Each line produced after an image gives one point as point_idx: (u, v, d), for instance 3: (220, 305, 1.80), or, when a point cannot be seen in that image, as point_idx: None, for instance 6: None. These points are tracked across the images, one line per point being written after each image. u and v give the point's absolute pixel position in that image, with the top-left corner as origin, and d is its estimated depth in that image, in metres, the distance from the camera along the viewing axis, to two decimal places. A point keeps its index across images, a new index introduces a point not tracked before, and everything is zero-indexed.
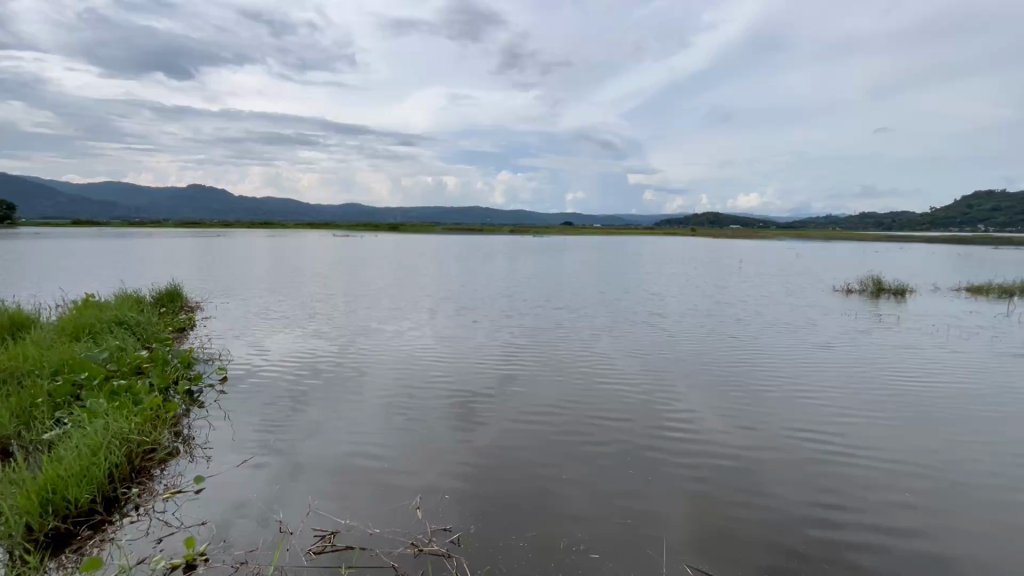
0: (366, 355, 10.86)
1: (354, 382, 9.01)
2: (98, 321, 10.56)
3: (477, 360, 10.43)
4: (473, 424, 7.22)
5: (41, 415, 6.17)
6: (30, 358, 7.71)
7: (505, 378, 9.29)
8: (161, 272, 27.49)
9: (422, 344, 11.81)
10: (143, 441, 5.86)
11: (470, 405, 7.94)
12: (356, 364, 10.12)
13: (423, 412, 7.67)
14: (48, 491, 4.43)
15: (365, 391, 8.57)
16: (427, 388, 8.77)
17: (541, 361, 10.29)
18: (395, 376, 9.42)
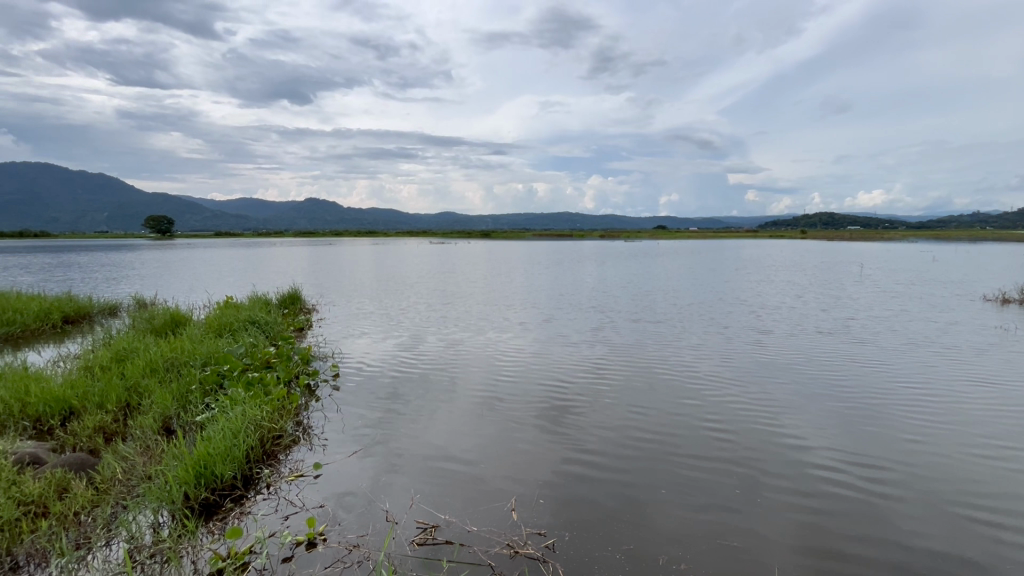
0: (460, 360, 11.27)
1: (451, 385, 9.48)
2: (236, 320, 12.11)
3: (568, 370, 10.39)
4: (564, 435, 7.18)
5: (195, 399, 7.18)
6: (186, 351, 9.02)
7: (597, 388, 9.22)
8: (284, 278, 30.81)
9: (513, 352, 11.99)
10: (272, 427, 6.58)
11: (560, 415, 7.93)
12: (451, 369, 10.55)
13: (514, 418, 7.80)
14: (201, 466, 5.13)
15: (462, 394, 8.98)
16: (518, 395, 8.91)
17: (635, 376, 9.99)
18: (488, 382, 9.67)
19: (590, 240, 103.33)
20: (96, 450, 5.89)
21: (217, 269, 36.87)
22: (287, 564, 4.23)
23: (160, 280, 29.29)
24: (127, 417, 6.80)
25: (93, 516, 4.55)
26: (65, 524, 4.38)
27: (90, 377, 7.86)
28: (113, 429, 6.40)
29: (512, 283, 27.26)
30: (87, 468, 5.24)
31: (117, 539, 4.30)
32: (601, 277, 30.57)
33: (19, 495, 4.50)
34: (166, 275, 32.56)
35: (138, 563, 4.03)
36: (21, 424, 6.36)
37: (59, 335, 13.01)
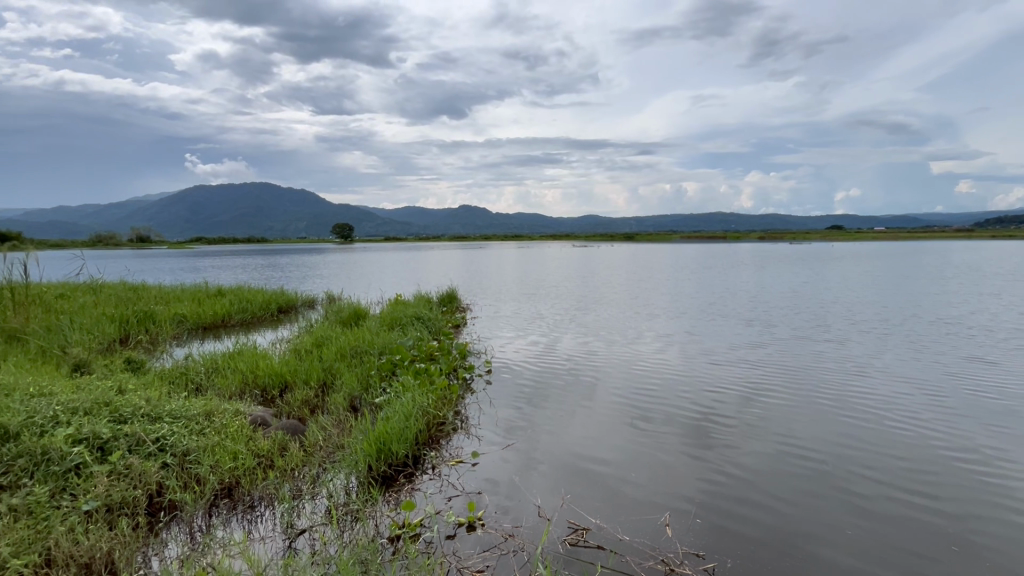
0: (602, 365, 11.14)
1: (594, 389, 9.47)
2: (405, 316, 13.59)
3: (718, 387, 9.60)
4: (716, 453, 6.68)
5: (375, 383, 8.24)
6: (368, 341, 10.40)
7: (755, 409, 8.42)
8: (441, 278, 33.77)
9: (657, 362, 11.46)
10: (436, 415, 7.25)
11: (710, 432, 7.39)
12: (592, 374, 10.49)
13: (658, 430, 7.49)
14: (382, 442, 5.87)
15: (605, 399, 8.90)
16: (662, 406, 8.51)
17: (800, 401, 8.82)
18: (630, 390, 9.41)
19: (748, 244, 94.01)
20: (304, 418, 7.11)
21: (388, 270, 41.87)
22: (451, 541, 4.59)
23: (343, 279, 34.11)
24: (325, 393, 8.07)
25: (304, 472, 5.49)
26: (285, 476, 5.34)
27: (298, 358, 9.50)
28: (315, 402, 7.66)
29: (659, 289, 26.14)
30: (298, 433, 6.35)
31: (320, 494, 5.11)
32: (762, 284, 27.68)
33: (255, 448, 5.64)
34: (348, 274, 38.01)
35: (336, 518, 4.73)
36: (253, 391, 7.94)
37: (274, 322, 15.95)
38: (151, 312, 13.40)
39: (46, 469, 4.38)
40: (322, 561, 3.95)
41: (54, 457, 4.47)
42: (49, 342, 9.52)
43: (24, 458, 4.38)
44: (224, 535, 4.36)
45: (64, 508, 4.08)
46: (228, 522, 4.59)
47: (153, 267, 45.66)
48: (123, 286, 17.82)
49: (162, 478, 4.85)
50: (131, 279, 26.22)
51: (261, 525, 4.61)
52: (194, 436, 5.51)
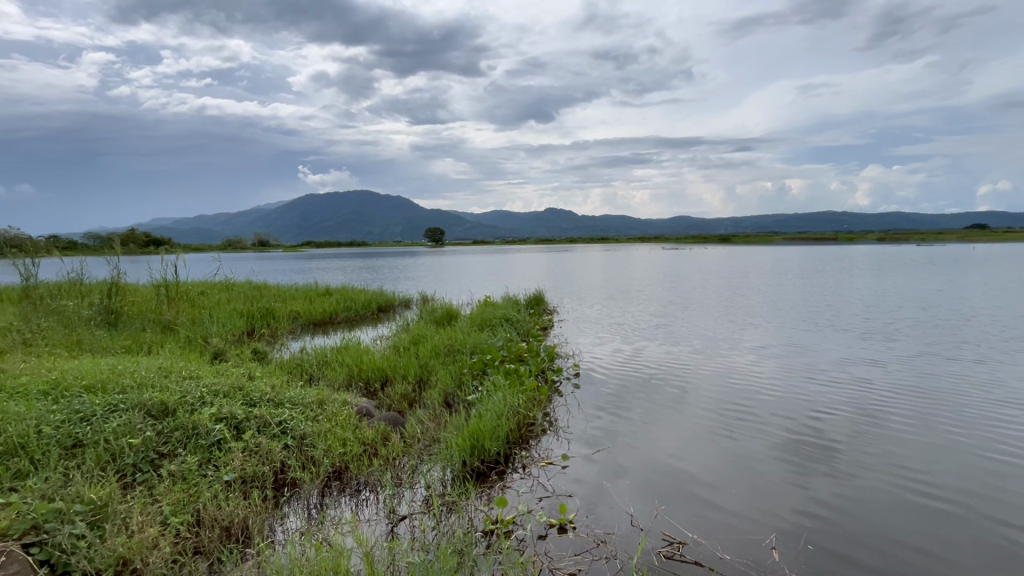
0: (694, 374, 10.63)
1: (685, 397, 9.10)
2: (494, 317, 13.92)
3: (827, 405, 8.76)
4: (824, 477, 6.12)
5: (467, 381, 8.53)
6: (460, 341, 10.79)
7: (870, 431, 7.61)
8: (528, 281, 34.17)
9: (755, 374, 10.73)
10: (527, 415, 7.33)
11: (816, 453, 6.78)
12: (683, 382, 10.06)
13: (758, 446, 7.01)
14: (475, 439, 6.07)
15: (697, 408, 8.52)
16: (760, 420, 7.99)
17: (929, 427, 7.80)
18: (724, 402, 8.90)
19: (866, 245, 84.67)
20: (403, 410, 7.56)
21: (477, 272, 43.19)
22: (543, 541, 4.63)
23: (435, 280, 35.79)
24: (421, 388, 8.52)
25: (404, 462, 5.82)
26: (387, 463, 5.69)
27: (398, 354, 10.12)
28: (412, 397, 8.11)
29: (759, 295, 24.39)
30: (398, 425, 6.75)
31: (418, 484, 5.38)
32: (883, 291, 24.75)
33: (361, 437, 6.09)
34: (440, 277, 39.68)
35: (434, 508, 4.96)
36: (358, 383, 8.59)
37: (375, 320, 17.12)
38: (272, 309, 14.99)
39: (195, 442, 5.05)
40: (423, 548, 4.16)
41: (201, 432, 5.14)
42: (194, 333, 11.03)
43: (178, 431, 5.08)
44: (337, 513, 4.75)
45: (208, 477, 4.68)
46: (338, 502, 5.00)
47: (274, 269, 51.09)
48: (251, 285, 20.16)
49: (284, 457, 5.39)
50: (256, 279, 29.53)
51: (367, 508, 4.97)
52: (310, 422, 6.06)
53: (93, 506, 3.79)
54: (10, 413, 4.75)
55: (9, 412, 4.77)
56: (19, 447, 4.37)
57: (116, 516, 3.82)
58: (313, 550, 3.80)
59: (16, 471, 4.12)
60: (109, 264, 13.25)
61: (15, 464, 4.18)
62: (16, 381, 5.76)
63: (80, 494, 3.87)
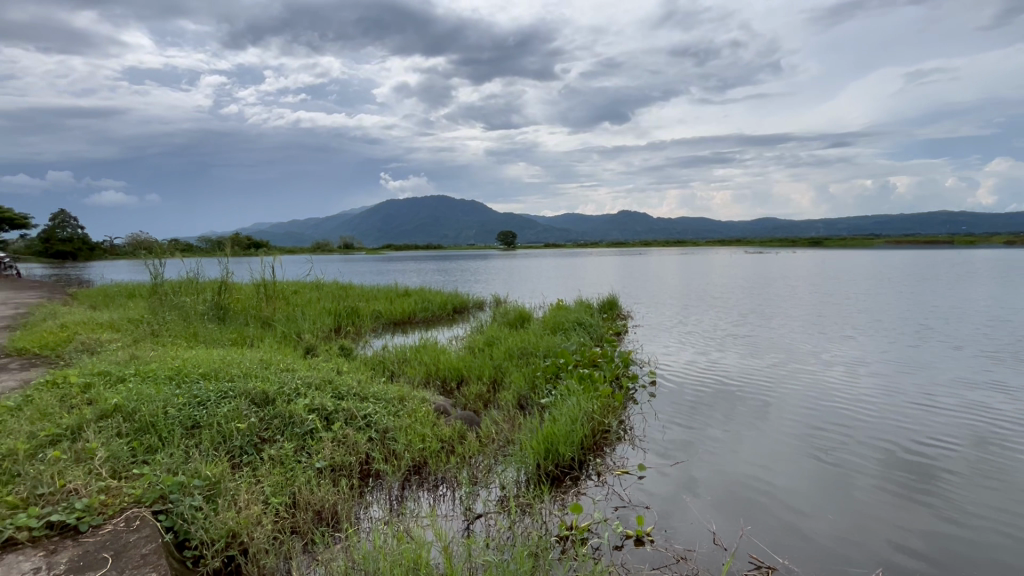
0: (779, 388, 9.90)
1: (769, 411, 8.53)
2: (567, 321, 13.84)
3: (940, 431, 7.77)
4: (936, 508, 5.48)
5: (541, 385, 8.53)
6: (534, 344, 10.83)
7: (990, 461, 6.72)
8: (601, 285, 33.72)
9: (852, 391, 9.78)
10: (602, 421, 7.18)
11: (925, 482, 6.07)
12: (766, 395, 9.40)
13: (855, 468, 6.40)
14: (549, 443, 6.04)
15: (784, 424, 7.94)
16: (856, 441, 7.31)
17: None
18: (815, 419, 8.20)
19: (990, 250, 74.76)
20: (478, 410, 7.72)
21: (549, 275, 43.18)
22: (619, 552, 4.52)
23: (507, 283, 36.31)
24: (495, 390, 8.64)
25: (479, 461, 5.92)
26: (463, 461, 5.83)
27: (473, 355, 10.36)
28: (487, 397, 8.25)
29: (857, 304, 22.32)
30: (474, 424, 6.90)
31: (492, 484, 5.46)
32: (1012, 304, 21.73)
33: (439, 434, 6.28)
34: (512, 279, 40.22)
35: (509, 509, 4.99)
36: (436, 381, 8.90)
37: (450, 321, 17.64)
38: (357, 309, 15.92)
39: (291, 430, 5.47)
40: (497, 547, 4.20)
41: (296, 421, 5.57)
42: (289, 329, 11.99)
43: (276, 418, 5.54)
44: (416, 507, 4.93)
45: (302, 464, 5.04)
46: (417, 496, 5.19)
47: (358, 270, 54.25)
48: (339, 286, 21.57)
49: (369, 449, 5.68)
50: (343, 279, 31.61)
51: (445, 504, 5.12)
52: (392, 417, 6.36)
53: (208, 482, 4.22)
54: (143, 395, 5.42)
55: (142, 394, 5.44)
56: (150, 424, 4.97)
57: (226, 492, 4.22)
58: (395, 540, 3.96)
59: (147, 445, 4.68)
60: (220, 266, 14.76)
61: (147, 439, 4.75)
62: (147, 367, 6.58)
63: (197, 471, 4.32)
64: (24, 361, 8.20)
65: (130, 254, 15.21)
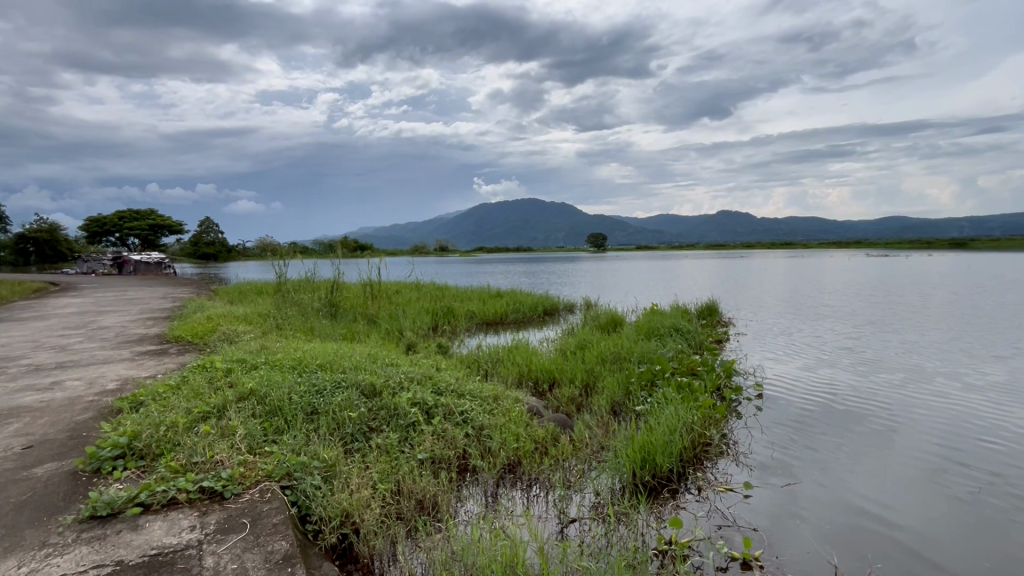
0: (910, 411, 8.70)
1: (898, 436, 7.53)
2: (662, 326, 13.29)
3: None
4: None
5: (635, 391, 8.28)
6: (627, 349, 10.55)
7: None
8: (698, 289, 32.01)
9: (1006, 421, 8.34)
10: (702, 433, 6.78)
11: None
12: (894, 418, 8.31)
13: (1013, 509, 5.45)
14: (646, 452, 5.82)
15: (917, 451, 6.97)
16: (1012, 476, 6.22)
17: None
18: (958, 448, 7.08)
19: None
20: (571, 414, 7.68)
21: (641, 278, 41.85)
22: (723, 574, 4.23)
23: (598, 286, 35.73)
24: (587, 394, 8.53)
25: (573, 464, 5.87)
26: (556, 464, 5.81)
27: (564, 357, 10.33)
28: (579, 401, 8.18)
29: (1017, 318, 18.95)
30: (566, 428, 6.87)
31: (586, 489, 5.40)
32: None
33: (532, 435, 6.32)
34: (603, 282, 39.57)
35: (604, 516, 4.90)
36: (528, 382, 8.99)
37: (541, 323, 17.74)
38: (452, 309, 16.58)
39: (396, 421, 5.82)
40: (592, 555, 4.13)
41: (400, 413, 5.92)
42: (391, 326, 12.80)
43: (383, 410, 5.92)
44: (511, 505, 5.01)
45: (406, 454, 5.34)
46: (512, 495, 5.27)
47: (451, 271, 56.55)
48: (436, 286, 22.63)
49: (466, 445, 5.88)
50: (441, 280, 33.12)
51: (538, 504, 5.15)
52: (487, 414, 6.53)
53: (325, 465, 4.63)
54: (272, 381, 6.09)
55: (272, 380, 6.11)
56: (278, 408, 5.56)
57: (340, 474, 4.60)
58: (491, 536, 4.04)
59: (276, 426, 5.24)
60: (333, 266, 16.16)
61: (275, 421, 5.32)
62: (275, 357, 7.38)
63: (316, 453, 4.75)
64: (179, 347, 9.57)
65: (260, 255, 17.16)
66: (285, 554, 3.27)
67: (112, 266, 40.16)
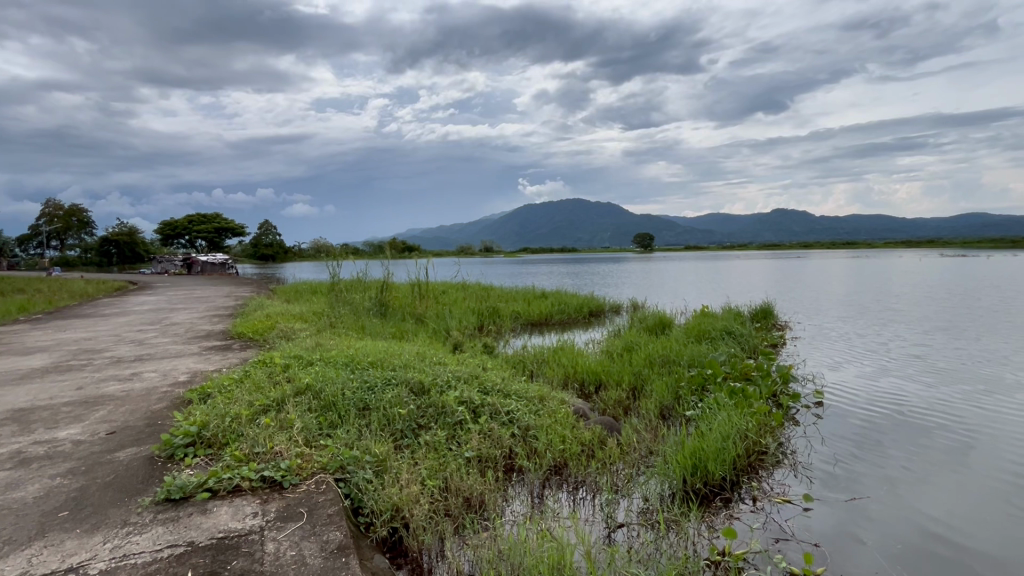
0: (992, 424, 7.97)
1: (980, 451, 6.92)
2: (714, 329, 12.84)
3: None
4: None
5: (685, 396, 8.04)
6: (676, 352, 10.26)
7: None
8: (753, 291, 30.71)
9: None
10: (757, 441, 6.49)
11: None
12: (974, 432, 7.64)
13: None
14: (697, 459, 5.63)
15: (1002, 468, 6.38)
16: None
17: None
18: None
19: None
20: (618, 417, 7.55)
21: (691, 279, 40.63)
22: None
23: (647, 287, 34.92)
24: (635, 397, 8.37)
25: (620, 469, 5.77)
26: (603, 467, 5.73)
27: (611, 359, 10.18)
28: (626, 404, 8.03)
29: None
30: (614, 431, 6.76)
31: (634, 494, 5.30)
32: None
33: (579, 437, 6.26)
34: (650, 283, 38.74)
35: (653, 523, 4.78)
36: (574, 384, 8.91)
37: (587, 324, 17.56)
38: (497, 309, 16.71)
39: (444, 419, 5.92)
40: (642, 561, 4.04)
41: (448, 411, 6.02)
42: (438, 326, 13.05)
43: (431, 407, 6.04)
44: (557, 507, 4.99)
45: (453, 452, 5.42)
46: (559, 496, 5.24)
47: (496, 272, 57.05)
48: (482, 287, 22.85)
49: (512, 445, 5.90)
50: (487, 280, 33.43)
51: (585, 507, 5.09)
52: (533, 415, 6.52)
53: (376, 459, 4.77)
54: (327, 377, 6.34)
55: (327, 376, 6.36)
56: (332, 403, 5.78)
57: (391, 469, 4.73)
58: (538, 537, 4.04)
59: (331, 421, 5.45)
60: (383, 267, 16.63)
61: (329, 415, 5.53)
62: (329, 354, 7.67)
63: (368, 448, 4.91)
64: (242, 343, 10.13)
65: (314, 257, 17.91)
66: (340, 544, 3.39)
67: (182, 266, 43.08)
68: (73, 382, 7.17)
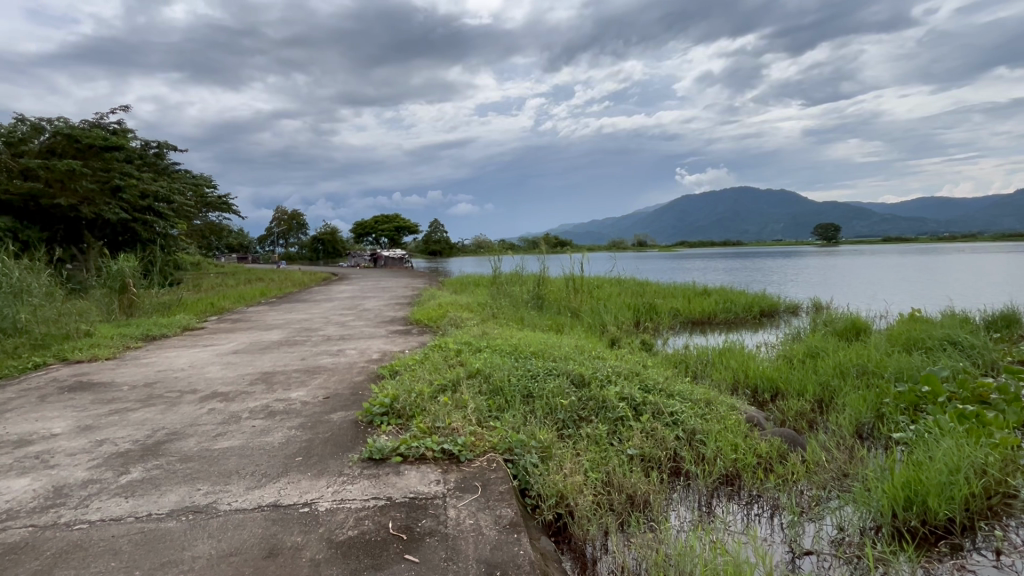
0: None
1: None
2: (930, 337, 10.56)
3: None
4: None
5: (892, 416, 6.77)
6: (877, 362, 8.70)
7: None
8: (989, 293, 24.35)
9: None
10: (1002, 480, 5.15)
11: None
12: None
13: None
14: (911, 490, 4.70)
15: None
16: None
17: None
18: None
19: None
20: (800, 430, 6.70)
21: (894, 277, 33.96)
22: None
23: (833, 286, 30.19)
24: (822, 411, 7.33)
25: (806, 490, 5.11)
26: (785, 486, 5.13)
27: (788, 365, 9.08)
28: (811, 417, 7.08)
29: None
30: (797, 446, 6.01)
31: (825, 521, 4.65)
32: None
33: (754, 448, 5.69)
34: (836, 282, 33.40)
35: (854, 557, 4.11)
36: (745, 390, 8.13)
37: (756, 325, 15.88)
38: (655, 306, 16.06)
39: (605, 413, 5.90)
40: None
41: (609, 406, 5.98)
42: (594, 320, 13.08)
43: (592, 401, 6.06)
44: (730, 520, 4.62)
45: (615, 447, 5.37)
46: (731, 509, 4.83)
47: (649, 266, 55.13)
48: (639, 282, 22.13)
49: (677, 448, 5.61)
50: (643, 277, 32.32)
51: (764, 526, 4.61)
52: (700, 419, 6.11)
53: (541, 445, 4.94)
54: (495, 364, 6.79)
55: (495, 363, 6.82)
56: (500, 388, 6.16)
57: (555, 456, 4.85)
58: (709, 548, 3.77)
59: (499, 405, 5.81)
60: (539, 261, 17.17)
61: (498, 399, 5.91)
62: (495, 342, 8.21)
63: (533, 434, 5.12)
64: (419, 328, 11.43)
65: (477, 252, 19.31)
66: (511, 521, 3.60)
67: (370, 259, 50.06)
68: (298, 354, 8.87)
